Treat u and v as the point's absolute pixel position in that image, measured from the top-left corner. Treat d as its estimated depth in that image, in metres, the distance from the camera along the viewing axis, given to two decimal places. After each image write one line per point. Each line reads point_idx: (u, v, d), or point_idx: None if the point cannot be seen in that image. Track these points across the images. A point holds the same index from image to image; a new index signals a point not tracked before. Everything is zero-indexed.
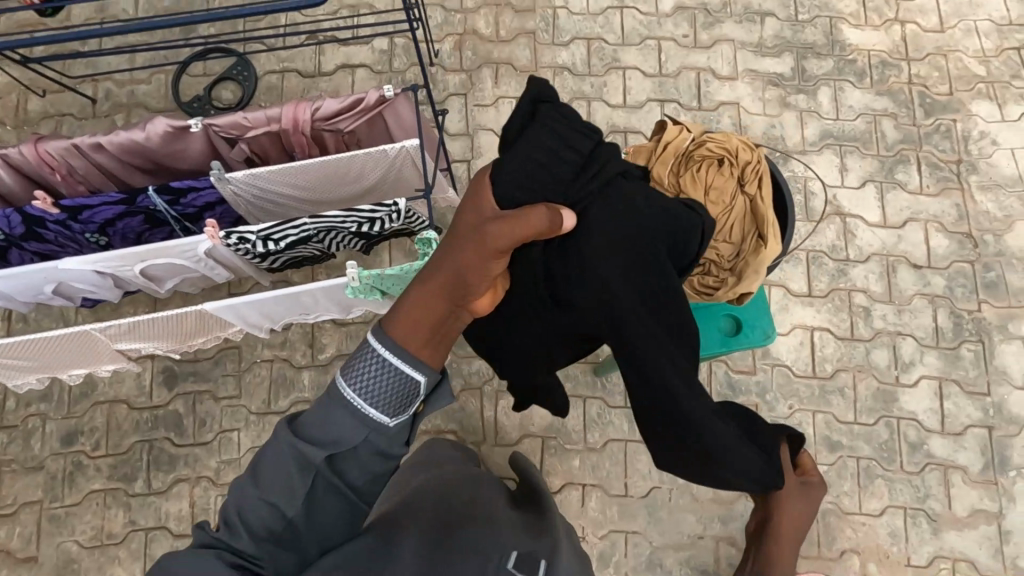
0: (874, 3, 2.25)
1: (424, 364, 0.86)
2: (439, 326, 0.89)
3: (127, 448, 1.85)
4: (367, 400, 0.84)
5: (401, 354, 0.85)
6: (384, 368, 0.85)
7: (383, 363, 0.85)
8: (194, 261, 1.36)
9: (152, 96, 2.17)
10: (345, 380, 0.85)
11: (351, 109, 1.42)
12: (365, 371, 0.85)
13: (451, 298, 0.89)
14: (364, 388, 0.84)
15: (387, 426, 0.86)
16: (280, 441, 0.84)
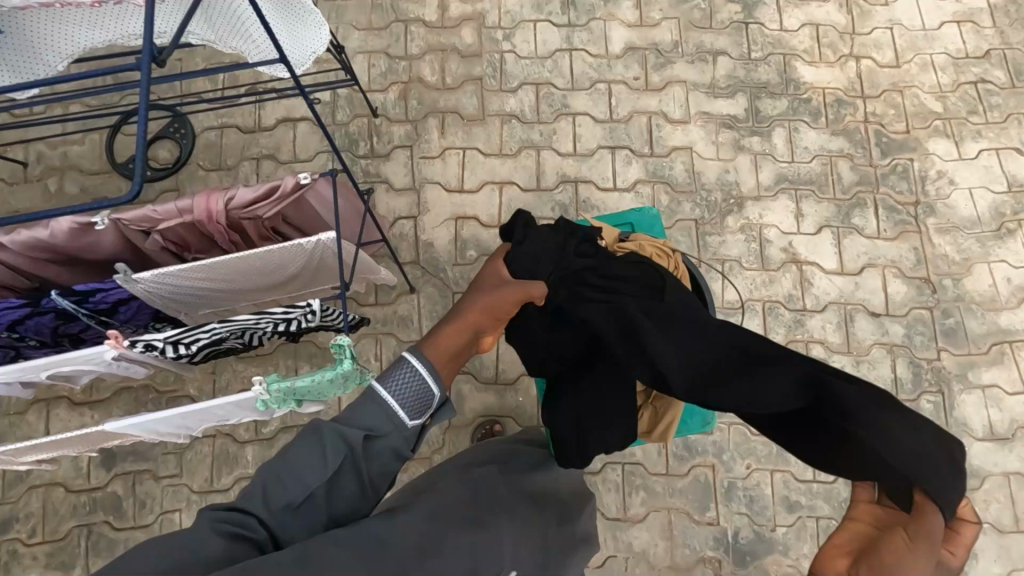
0: (828, 39, 2.20)
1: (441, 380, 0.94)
2: (455, 354, 1.00)
3: (63, 534, 1.78)
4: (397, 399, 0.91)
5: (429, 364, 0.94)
6: (412, 378, 0.92)
7: (414, 372, 0.93)
8: (105, 365, 1.29)
9: (85, 157, 2.09)
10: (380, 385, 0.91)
11: (268, 197, 1.35)
12: (397, 379, 0.92)
13: (471, 335, 1.03)
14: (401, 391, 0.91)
15: (406, 427, 0.91)
16: (323, 436, 0.86)
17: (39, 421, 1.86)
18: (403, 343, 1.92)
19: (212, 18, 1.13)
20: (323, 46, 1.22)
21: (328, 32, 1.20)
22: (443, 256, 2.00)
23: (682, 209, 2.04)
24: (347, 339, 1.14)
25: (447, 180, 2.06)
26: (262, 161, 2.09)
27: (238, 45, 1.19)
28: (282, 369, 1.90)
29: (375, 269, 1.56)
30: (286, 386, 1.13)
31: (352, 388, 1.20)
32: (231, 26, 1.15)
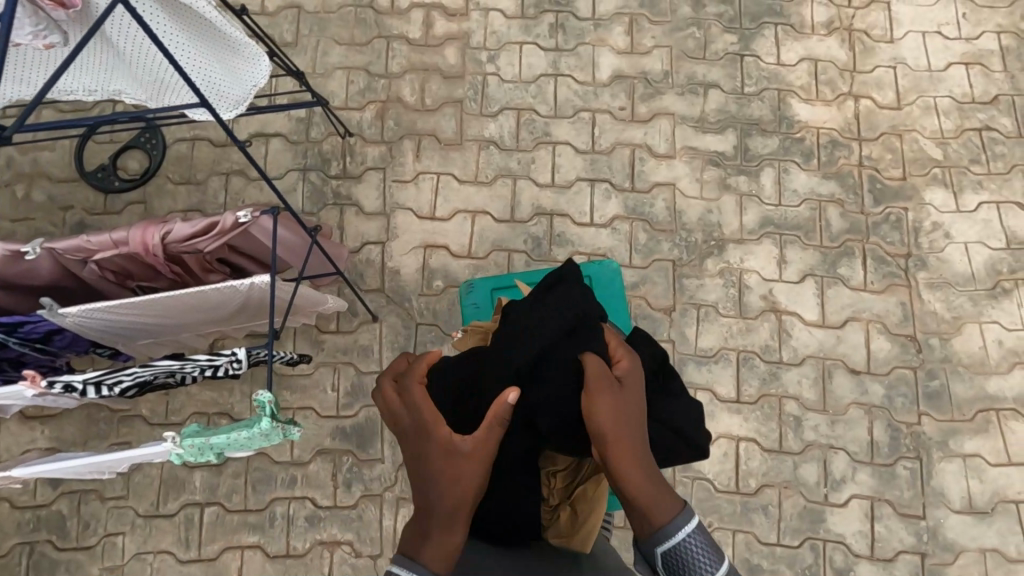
0: (826, 76, 2.10)
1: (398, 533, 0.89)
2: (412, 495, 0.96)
3: (6, 551, 1.75)
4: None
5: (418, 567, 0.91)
6: None
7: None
8: (29, 401, 1.23)
9: (54, 164, 2.04)
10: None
11: (207, 232, 1.30)
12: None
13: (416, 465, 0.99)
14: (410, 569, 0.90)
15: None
16: None
17: None
18: (361, 374, 1.86)
19: (140, 78, 1.08)
20: (264, 78, 1.10)
21: (267, 63, 1.08)
22: (409, 285, 1.93)
23: (661, 248, 1.95)
24: (268, 396, 1.09)
25: (418, 206, 2.00)
26: (232, 177, 2.04)
27: (172, 101, 1.13)
28: (236, 394, 1.85)
29: (319, 301, 1.56)
30: (201, 441, 1.08)
31: (276, 442, 1.16)
32: (160, 81, 1.09)
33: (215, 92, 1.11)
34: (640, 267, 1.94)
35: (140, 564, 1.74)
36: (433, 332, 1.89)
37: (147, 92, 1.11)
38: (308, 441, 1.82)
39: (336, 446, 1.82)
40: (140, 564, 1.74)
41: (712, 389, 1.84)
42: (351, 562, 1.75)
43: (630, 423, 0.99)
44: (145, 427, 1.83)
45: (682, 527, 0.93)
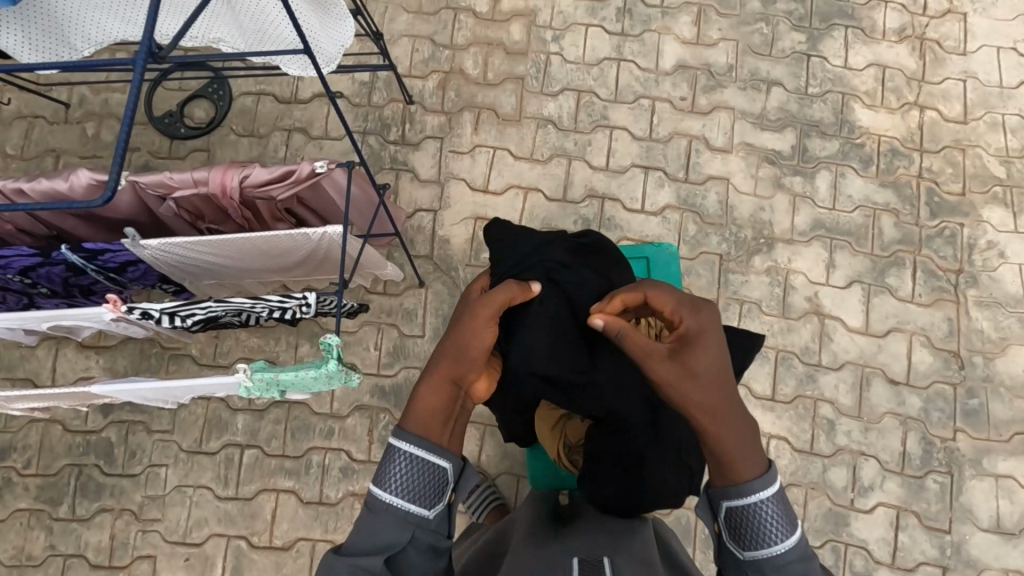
0: (893, 83, 2.08)
1: (448, 450, 0.93)
2: (440, 412, 0.94)
3: (56, 471, 1.84)
4: (399, 496, 0.91)
5: (420, 442, 0.92)
6: (410, 464, 0.92)
7: (409, 457, 0.92)
8: (104, 324, 1.29)
9: (125, 106, 2.10)
10: (379, 489, 0.92)
11: (283, 179, 1.34)
12: (395, 472, 0.92)
13: (449, 382, 0.96)
14: (397, 487, 0.91)
15: (426, 517, 0.92)
16: (381, 507, 0.91)
17: (47, 358, 1.91)
18: (404, 336, 1.91)
19: (242, 25, 1.14)
20: (349, 38, 1.15)
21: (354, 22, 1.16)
22: (456, 254, 1.97)
23: (709, 241, 1.96)
24: (336, 339, 1.14)
25: (472, 178, 2.03)
26: (293, 134, 2.08)
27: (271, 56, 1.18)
28: (282, 343, 1.91)
29: (379, 264, 1.60)
30: (271, 376, 1.14)
31: (336, 386, 1.21)
32: (261, 31, 1.14)
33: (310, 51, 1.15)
34: (686, 258, 1.95)
35: (180, 496, 1.82)
36: None
37: (248, 41, 1.16)
38: (347, 396, 1.87)
39: (374, 404, 1.87)
40: (179, 496, 1.82)
41: (748, 385, 1.85)
42: None
43: (722, 380, 0.95)
44: (194, 366, 1.90)
45: (764, 489, 0.95)
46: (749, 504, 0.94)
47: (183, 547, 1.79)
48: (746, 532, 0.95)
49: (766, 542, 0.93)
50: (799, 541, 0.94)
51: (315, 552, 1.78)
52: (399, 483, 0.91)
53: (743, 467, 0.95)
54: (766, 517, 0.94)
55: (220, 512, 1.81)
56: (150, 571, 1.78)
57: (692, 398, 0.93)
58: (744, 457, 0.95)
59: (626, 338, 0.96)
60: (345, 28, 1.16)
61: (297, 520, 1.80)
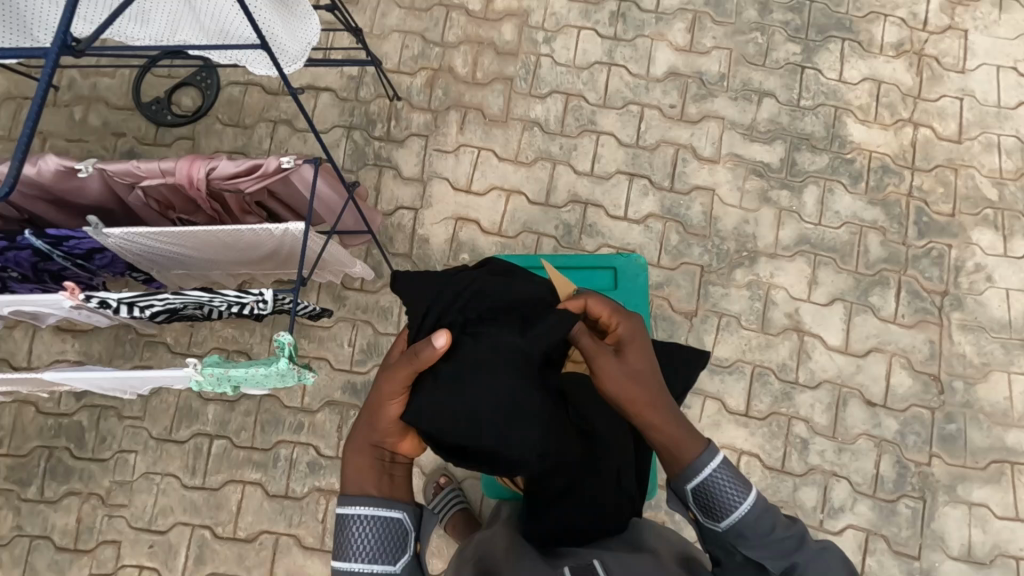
0: (888, 99, 2.04)
1: (398, 503, 0.97)
2: (374, 469, 1.00)
3: (27, 452, 1.85)
4: (363, 559, 0.94)
5: (371, 507, 0.96)
6: (365, 525, 0.95)
7: (363, 522, 0.95)
8: (65, 310, 1.29)
9: (113, 91, 2.11)
10: (343, 560, 0.94)
11: (250, 173, 1.33)
12: (354, 538, 0.95)
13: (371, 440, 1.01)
14: (358, 552, 0.94)
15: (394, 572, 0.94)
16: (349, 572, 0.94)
17: (24, 339, 1.92)
18: (378, 334, 1.90)
19: (203, 23, 1.14)
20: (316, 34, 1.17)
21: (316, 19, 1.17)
22: (435, 254, 1.96)
23: (691, 252, 1.93)
24: (288, 337, 1.13)
25: (455, 178, 2.01)
26: (279, 126, 2.07)
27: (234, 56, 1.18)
28: (256, 336, 1.90)
29: (348, 263, 1.60)
30: (221, 371, 1.13)
31: (290, 384, 1.20)
32: (223, 28, 1.14)
33: (276, 46, 1.15)
34: (667, 268, 1.92)
35: (147, 483, 1.82)
36: None
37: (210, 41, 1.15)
38: (318, 391, 1.87)
39: (345, 400, 1.86)
40: (147, 483, 1.82)
41: (722, 399, 1.83)
42: None
43: (649, 373, 1.02)
44: (168, 354, 1.90)
45: (711, 461, 0.98)
46: (703, 479, 0.97)
47: (148, 534, 1.80)
48: (710, 505, 0.97)
49: (728, 508, 0.96)
50: (756, 495, 0.97)
51: (278, 545, 1.78)
52: (357, 548, 0.94)
53: (687, 446, 0.99)
54: (719, 484, 0.97)
55: (187, 501, 1.81)
56: (114, 556, 1.79)
57: (624, 391, 0.99)
58: (685, 436, 1.00)
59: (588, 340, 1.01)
60: (310, 25, 1.17)
61: (262, 513, 1.80)
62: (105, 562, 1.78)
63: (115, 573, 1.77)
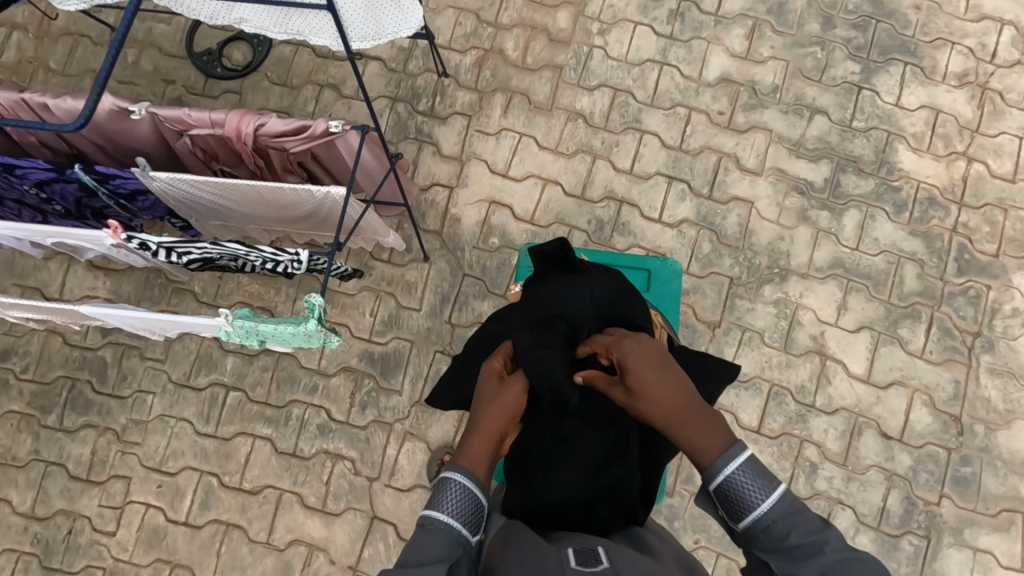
0: (944, 129, 1.98)
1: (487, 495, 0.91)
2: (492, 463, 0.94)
3: (51, 380, 1.90)
4: (454, 523, 0.85)
5: (475, 479, 0.89)
6: (460, 495, 0.88)
7: (462, 491, 0.88)
8: (104, 248, 1.32)
9: (167, 38, 2.13)
10: (433, 514, 0.86)
11: (297, 133, 1.34)
12: (449, 501, 0.87)
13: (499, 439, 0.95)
14: (454, 514, 0.86)
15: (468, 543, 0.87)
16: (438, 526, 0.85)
17: (58, 272, 1.96)
18: (400, 308, 1.91)
19: None
20: (409, 30, 1.16)
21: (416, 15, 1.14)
22: (465, 235, 1.96)
23: (721, 262, 1.91)
24: (319, 300, 1.14)
25: (494, 161, 2.01)
26: (325, 90, 2.08)
27: (296, 28, 1.18)
28: (281, 295, 1.93)
29: (381, 233, 1.61)
30: (251, 325, 1.15)
31: (314, 345, 1.22)
32: None
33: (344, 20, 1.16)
34: (695, 275, 1.90)
35: (162, 425, 1.87)
36: (476, 286, 1.92)
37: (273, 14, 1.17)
38: (336, 356, 1.89)
39: (360, 368, 1.89)
40: (162, 425, 1.87)
41: (735, 413, 1.81)
42: (348, 478, 1.83)
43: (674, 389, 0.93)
44: (193, 303, 1.94)
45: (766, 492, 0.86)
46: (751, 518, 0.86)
47: (157, 474, 1.84)
48: (732, 504, 0.87)
49: (749, 507, 0.86)
50: (784, 490, 0.86)
51: (281, 501, 1.82)
52: (449, 515, 0.86)
53: (702, 448, 0.89)
54: (741, 483, 0.86)
55: (197, 448, 1.85)
56: (123, 491, 1.84)
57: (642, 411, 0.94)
58: (700, 438, 0.89)
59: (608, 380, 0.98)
60: (405, 19, 1.15)
61: (269, 468, 1.84)
62: (114, 496, 1.83)
63: (123, 507, 1.82)
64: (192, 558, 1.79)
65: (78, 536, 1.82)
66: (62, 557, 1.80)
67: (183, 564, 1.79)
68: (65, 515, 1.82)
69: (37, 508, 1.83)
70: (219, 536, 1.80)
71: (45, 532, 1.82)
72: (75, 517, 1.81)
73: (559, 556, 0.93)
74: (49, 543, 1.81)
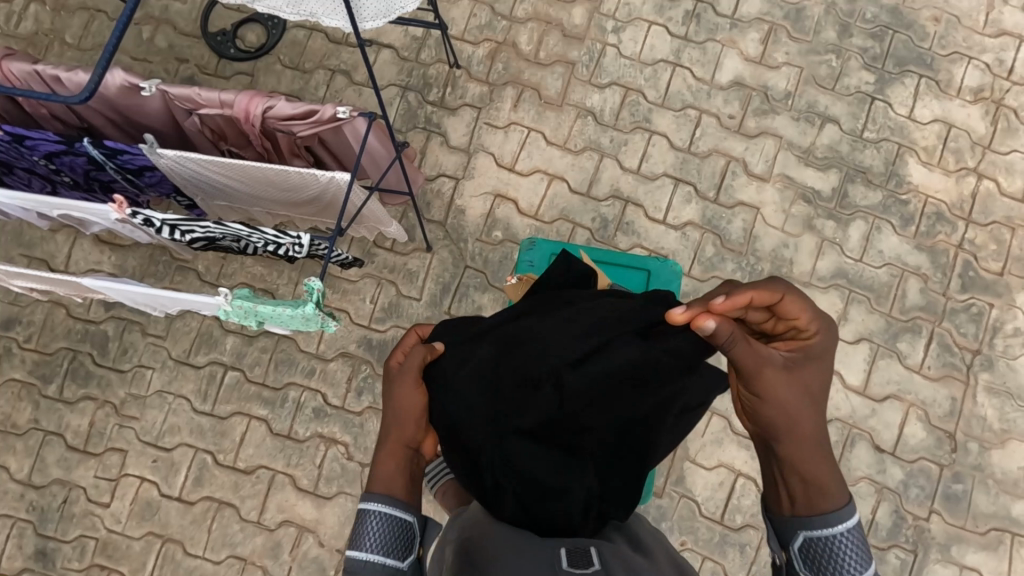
0: (956, 144, 1.97)
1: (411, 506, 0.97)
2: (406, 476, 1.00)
3: (53, 351, 1.92)
4: (376, 552, 0.92)
5: (392, 501, 0.95)
6: (380, 523, 0.94)
7: (381, 518, 0.94)
8: (109, 223, 1.34)
9: (182, 17, 2.14)
10: (354, 551, 0.92)
11: (305, 117, 1.35)
12: (369, 532, 0.93)
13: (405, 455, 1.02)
14: (373, 543, 0.92)
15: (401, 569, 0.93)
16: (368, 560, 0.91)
17: (64, 244, 1.98)
18: (400, 296, 1.92)
19: None
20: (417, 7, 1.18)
21: None
22: (469, 227, 1.96)
23: (723, 267, 1.91)
24: (318, 284, 1.15)
25: (501, 154, 2.01)
26: (336, 75, 2.08)
27: (309, 9, 1.18)
28: (283, 277, 1.94)
29: (384, 221, 1.61)
30: (250, 305, 1.16)
31: (312, 329, 1.23)
32: None
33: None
34: (696, 278, 1.90)
35: (160, 400, 1.89)
36: (477, 279, 1.92)
37: None
38: (334, 341, 1.91)
39: (358, 354, 1.90)
40: (160, 400, 1.89)
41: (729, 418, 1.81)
42: (341, 462, 1.84)
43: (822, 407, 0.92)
44: (196, 281, 1.95)
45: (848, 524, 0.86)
46: (830, 537, 0.85)
47: (153, 449, 1.86)
48: (815, 504, 0.87)
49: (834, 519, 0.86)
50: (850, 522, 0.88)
51: (273, 481, 1.84)
52: (372, 543, 0.93)
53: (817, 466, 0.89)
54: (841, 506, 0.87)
55: (194, 425, 1.87)
56: (119, 463, 1.86)
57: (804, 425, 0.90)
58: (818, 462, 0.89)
59: (737, 340, 0.86)
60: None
61: (264, 448, 1.85)
62: (109, 468, 1.85)
63: (118, 479, 1.85)
64: (184, 533, 1.82)
65: (73, 505, 1.84)
66: (57, 526, 1.82)
67: (174, 539, 1.81)
68: (61, 485, 1.85)
69: (34, 476, 1.85)
70: (211, 512, 1.82)
71: (41, 500, 1.84)
72: (71, 487, 1.84)
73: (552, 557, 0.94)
74: (45, 511, 1.83)
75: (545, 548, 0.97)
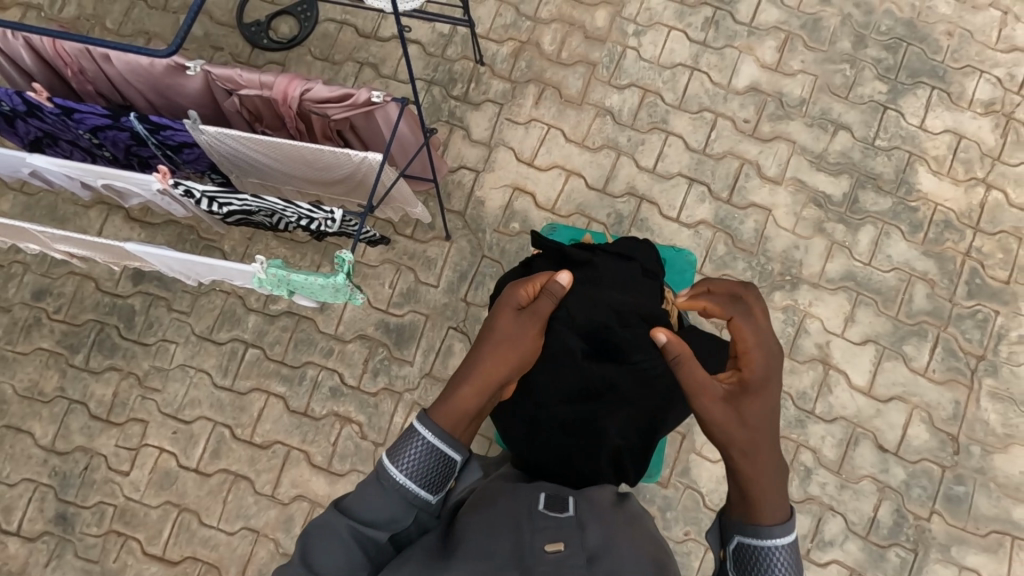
0: (965, 154, 2.01)
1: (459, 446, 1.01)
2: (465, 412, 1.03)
3: (81, 322, 1.98)
4: (409, 477, 0.97)
5: (442, 436, 0.99)
6: (423, 449, 0.98)
7: (426, 446, 0.98)
8: (150, 193, 1.40)
9: (219, 7, 2.22)
10: (391, 462, 0.98)
11: (341, 101, 1.41)
12: (410, 452, 0.98)
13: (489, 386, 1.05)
14: (409, 467, 0.97)
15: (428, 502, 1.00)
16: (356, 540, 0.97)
17: (97, 220, 2.05)
18: (419, 282, 1.98)
19: None
20: None
21: None
22: (488, 218, 2.02)
23: (734, 266, 1.96)
24: (349, 256, 1.21)
25: (521, 149, 2.07)
26: (365, 68, 2.16)
27: None
28: (306, 259, 2.00)
29: (411, 203, 1.67)
30: (283, 274, 1.22)
31: (340, 299, 1.30)
32: None
33: None
34: (708, 276, 1.95)
35: (182, 374, 1.95)
36: (494, 268, 1.98)
37: None
38: (353, 323, 1.96)
39: (376, 336, 1.95)
40: (182, 373, 1.95)
41: None
42: (355, 441, 1.89)
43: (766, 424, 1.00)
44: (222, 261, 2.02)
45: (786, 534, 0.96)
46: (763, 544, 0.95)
47: (173, 421, 1.92)
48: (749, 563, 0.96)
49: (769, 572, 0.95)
50: None
51: (289, 457, 1.89)
52: (410, 464, 0.97)
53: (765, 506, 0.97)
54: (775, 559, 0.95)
55: (214, 399, 1.93)
56: (140, 433, 1.92)
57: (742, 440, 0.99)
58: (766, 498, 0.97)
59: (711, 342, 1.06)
60: None
61: (280, 424, 1.91)
62: (131, 437, 1.91)
63: (138, 449, 1.90)
64: (200, 503, 1.87)
65: (93, 472, 1.90)
66: (78, 491, 1.88)
67: (190, 509, 1.86)
68: (83, 452, 1.90)
69: (58, 443, 1.91)
70: (227, 484, 1.87)
71: (63, 466, 1.90)
72: (93, 454, 1.90)
73: (532, 500, 1.06)
74: (66, 477, 1.89)
75: (528, 493, 1.09)
